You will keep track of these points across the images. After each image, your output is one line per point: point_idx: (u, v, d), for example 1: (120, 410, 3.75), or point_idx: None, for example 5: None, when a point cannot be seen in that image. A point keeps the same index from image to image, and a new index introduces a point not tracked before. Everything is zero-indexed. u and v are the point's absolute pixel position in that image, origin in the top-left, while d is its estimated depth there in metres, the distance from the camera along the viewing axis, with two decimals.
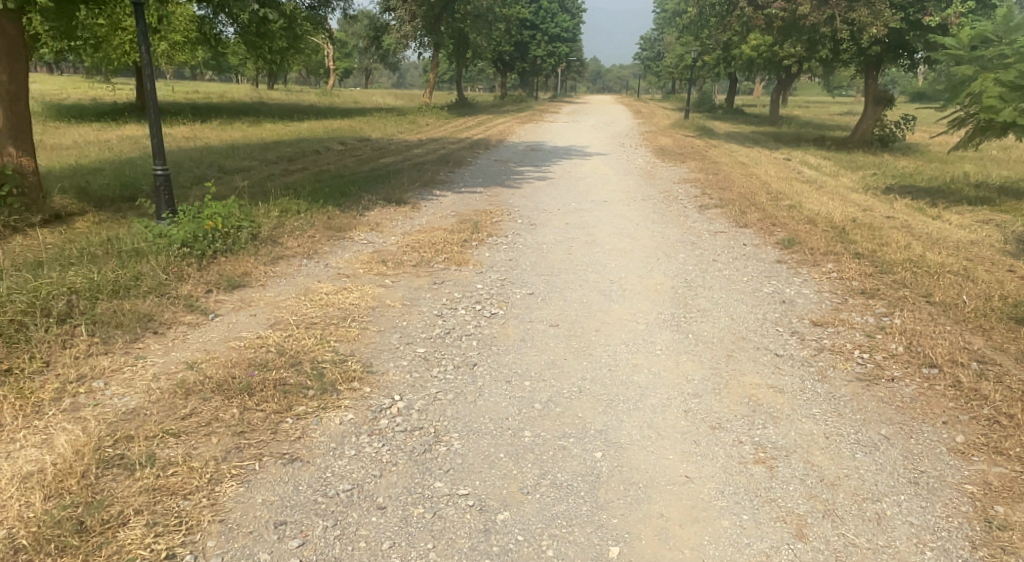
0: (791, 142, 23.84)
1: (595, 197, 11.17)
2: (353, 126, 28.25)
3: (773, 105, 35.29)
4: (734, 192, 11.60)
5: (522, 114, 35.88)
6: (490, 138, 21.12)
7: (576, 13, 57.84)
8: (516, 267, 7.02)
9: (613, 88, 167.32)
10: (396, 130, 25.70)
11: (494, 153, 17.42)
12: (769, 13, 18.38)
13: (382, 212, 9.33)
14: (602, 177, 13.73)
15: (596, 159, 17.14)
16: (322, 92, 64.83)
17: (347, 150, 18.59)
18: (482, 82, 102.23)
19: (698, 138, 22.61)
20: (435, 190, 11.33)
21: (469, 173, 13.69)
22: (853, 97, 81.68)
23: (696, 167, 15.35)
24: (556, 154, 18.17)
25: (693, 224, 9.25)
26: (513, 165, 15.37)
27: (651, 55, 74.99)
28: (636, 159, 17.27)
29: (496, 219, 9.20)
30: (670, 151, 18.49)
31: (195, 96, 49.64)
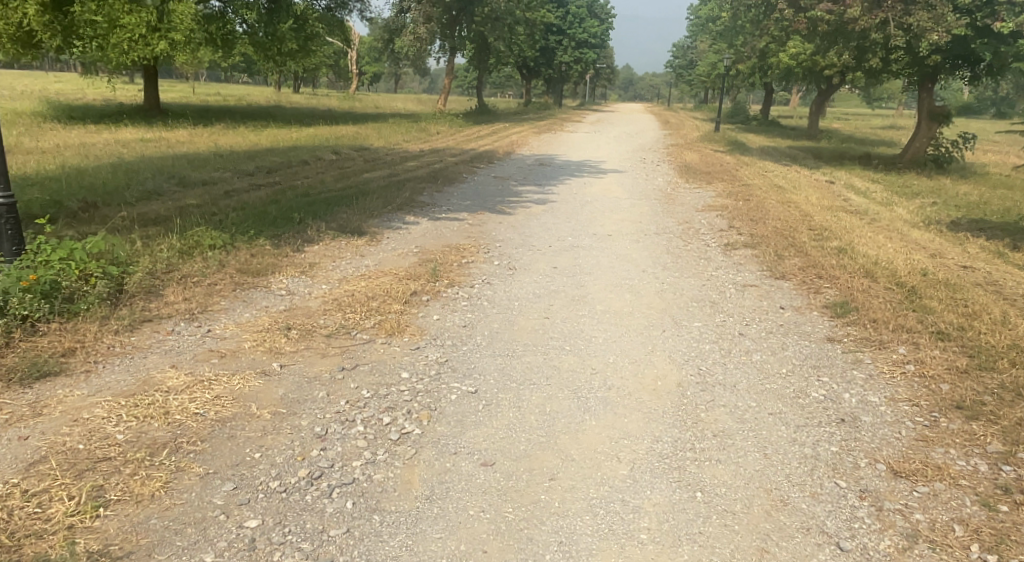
0: (831, 161, 21.78)
1: (596, 231, 9.32)
2: (360, 133, 26.70)
3: (811, 118, 33.17)
4: (766, 225, 9.67)
5: (542, 123, 34.12)
6: (498, 150, 19.37)
7: (606, 19, 55.87)
8: (467, 341, 5.17)
9: (644, 97, 164.67)
10: (403, 139, 24.06)
11: (496, 169, 15.65)
12: (813, 16, 16.39)
13: (327, 248, 7.57)
14: (611, 202, 11.90)
15: (610, 178, 15.31)
16: (344, 97, 63.62)
17: (337, 162, 16.94)
18: (509, 89, 100.63)
19: (728, 155, 20.66)
20: (408, 218, 9.57)
21: (459, 194, 11.93)
22: (894, 112, 78.65)
23: (723, 190, 13.44)
24: (567, 171, 16.35)
25: (714, 272, 7.36)
26: (515, 185, 13.60)
27: (683, 63, 72.65)
28: (655, 178, 15.39)
29: (466, 262, 7.39)
30: (696, 170, 16.59)
31: (212, 99, 48.54)
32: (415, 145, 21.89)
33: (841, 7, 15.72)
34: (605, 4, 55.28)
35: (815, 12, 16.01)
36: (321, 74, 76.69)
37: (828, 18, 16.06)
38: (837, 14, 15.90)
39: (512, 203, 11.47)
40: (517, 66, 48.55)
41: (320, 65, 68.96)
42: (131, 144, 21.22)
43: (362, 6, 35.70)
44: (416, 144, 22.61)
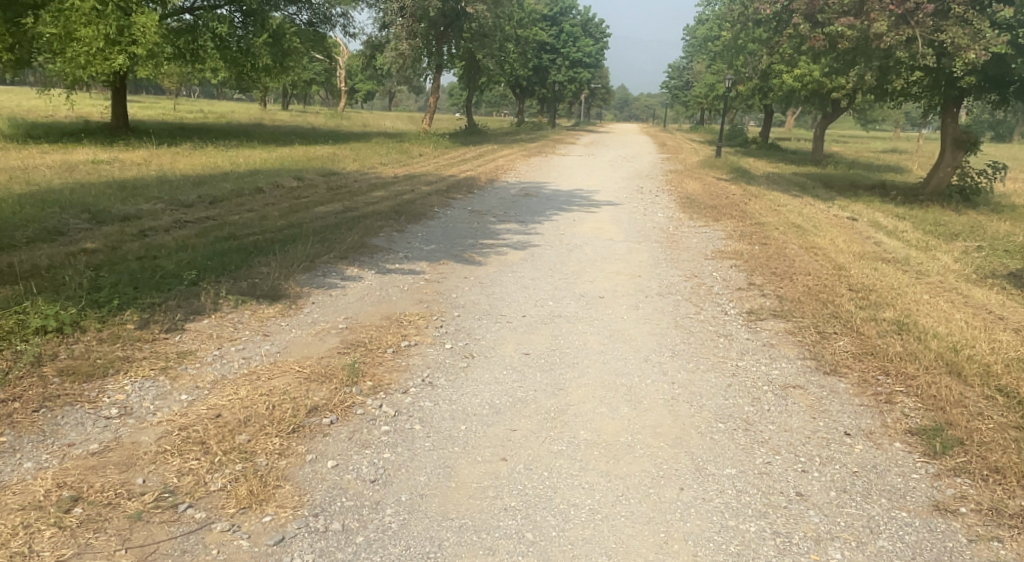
0: (844, 191, 20.02)
1: (584, 290, 7.44)
2: (334, 155, 24.89)
3: (815, 142, 31.46)
4: (796, 283, 7.80)
5: (533, 144, 32.43)
6: (479, 178, 17.58)
7: (601, 38, 54.36)
8: (372, 520, 3.26)
9: (638, 117, 164.10)
10: (379, 163, 22.21)
11: (473, 201, 13.83)
12: (832, 33, 14.62)
13: (219, 324, 5.64)
14: (604, 245, 10.04)
15: (603, 212, 13.47)
16: (331, 115, 61.84)
17: (295, 190, 15.07)
18: (501, 108, 99.08)
19: (731, 183, 18.93)
20: (347, 275, 7.67)
21: (422, 236, 10.03)
22: (892, 135, 77.60)
23: (732, 229, 11.63)
24: (555, 203, 14.54)
25: (741, 362, 5.46)
26: (492, 222, 11.74)
27: (680, 84, 71.25)
28: (652, 213, 13.58)
29: (406, 347, 5.49)
30: (699, 203, 14.79)
31: (187, 117, 46.55)
32: (391, 170, 20.06)
33: (864, 22, 13.94)
34: (601, 22, 53.76)
35: (834, 27, 14.18)
36: (311, 91, 75.02)
37: (848, 35, 14.26)
38: (859, 28, 14.10)
39: (485, 247, 9.59)
40: (508, 84, 46.87)
41: (308, 81, 67.25)
42: (76, 166, 19.27)
43: (345, 21, 33.97)
44: (393, 168, 20.76)
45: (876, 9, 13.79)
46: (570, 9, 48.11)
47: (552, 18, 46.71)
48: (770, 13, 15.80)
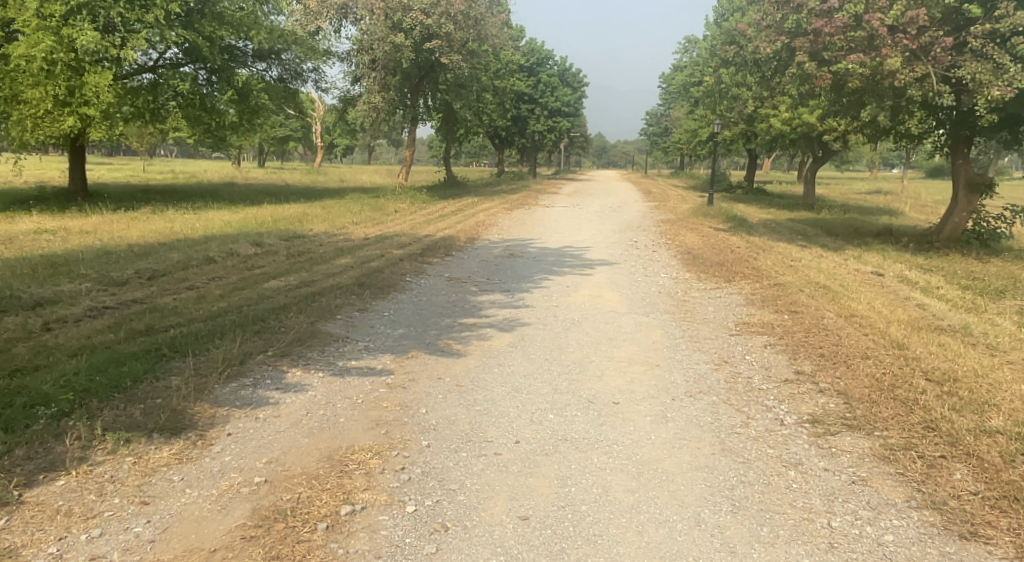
0: (849, 238, 18.67)
1: (592, 393, 5.77)
2: (304, 215, 23.32)
3: (807, 186, 30.36)
4: (859, 373, 6.17)
5: (514, 195, 31.12)
6: (458, 237, 16.01)
7: (578, 87, 53.77)
8: None
9: (617, 164, 164.94)
10: (351, 222, 20.64)
11: (451, 266, 12.21)
12: (840, 72, 13.12)
13: (79, 488, 3.98)
14: (606, 320, 8.41)
15: (598, 274, 11.89)
16: (307, 171, 60.53)
17: (250, 259, 13.39)
18: (481, 158, 98.37)
19: (731, 234, 17.53)
20: (287, 382, 5.93)
21: (390, 316, 8.33)
22: (873, 175, 77.38)
23: (749, 294, 10.07)
24: (543, 264, 12.96)
25: (836, 522, 3.83)
26: (471, 291, 10.10)
27: (658, 130, 70.91)
28: (653, 273, 12.05)
29: (352, 515, 3.80)
30: (703, 259, 13.31)
31: (157, 178, 44.94)
32: (363, 231, 18.46)
33: (875, 59, 12.49)
34: (578, 71, 53.24)
35: (843, 65, 12.64)
36: (287, 147, 74.00)
37: (858, 72, 12.77)
38: (871, 65, 12.63)
39: (464, 328, 7.89)
40: (487, 135, 45.88)
41: (284, 138, 66.29)
42: (16, 237, 17.55)
43: (316, 77, 32.52)
44: (364, 228, 19.15)
45: (887, 44, 12.45)
46: (547, 59, 47.47)
47: (529, 69, 45.97)
48: (770, 52, 14.29)
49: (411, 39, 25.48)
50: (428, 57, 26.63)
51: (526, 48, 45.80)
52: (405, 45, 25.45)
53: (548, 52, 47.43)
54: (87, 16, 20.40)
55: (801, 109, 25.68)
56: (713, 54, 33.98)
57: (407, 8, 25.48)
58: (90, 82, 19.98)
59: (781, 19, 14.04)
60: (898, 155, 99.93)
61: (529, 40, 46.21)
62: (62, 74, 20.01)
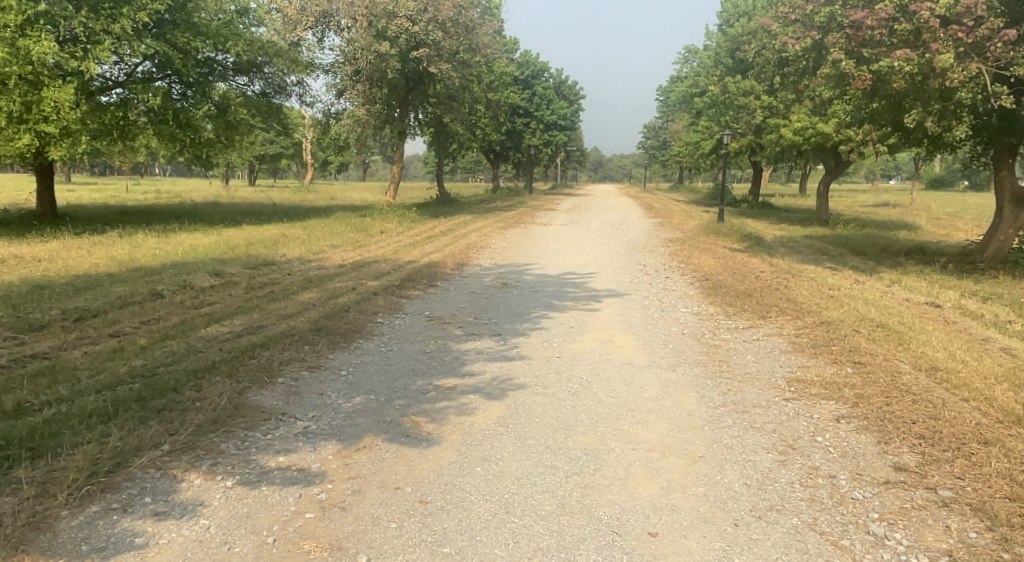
0: (878, 259, 16.93)
1: (618, 515, 4.04)
2: (281, 237, 21.52)
3: (819, 200, 28.67)
4: (992, 477, 4.44)
5: (509, 212, 29.42)
6: (446, 262, 14.24)
7: (575, 100, 52.20)
8: None
9: (614, 177, 163.58)
10: (330, 245, 18.91)
11: (435, 299, 10.44)
12: (882, 71, 11.38)
13: None
14: (622, 380, 6.62)
15: (606, 308, 10.12)
16: (298, 188, 58.83)
17: (202, 293, 11.60)
18: (476, 173, 96.94)
19: (749, 255, 15.80)
20: (174, 499, 4.09)
21: (347, 379, 6.50)
22: (874, 188, 75.99)
23: (792, 337, 8.30)
24: (541, 295, 11.20)
25: None
26: (454, 336, 8.30)
27: (655, 143, 69.43)
28: (670, 306, 10.29)
29: None
30: (727, 287, 11.57)
31: (139, 198, 43.17)
32: (342, 256, 16.69)
33: (925, 55, 10.78)
34: (574, 84, 51.72)
35: (887, 62, 10.93)
36: (278, 164, 72.39)
37: (904, 71, 11.05)
38: (920, 62, 10.95)
39: (440, 395, 6.07)
40: (481, 150, 44.23)
41: (274, 154, 64.69)
42: None
43: (300, 91, 30.79)
44: (344, 252, 17.37)
45: (938, 38, 10.75)
46: (542, 71, 45.95)
47: (524, 81, 44.41)
48: (799, 50, 12.56)
49: (396, 48, 23.79)
50: (416, 67, 24.98)
51: (520, 59, 44.26)
52: (391, 54, 23.76)
53: (543, 65, 45.91)
54: (46, 25, 18.31)
55: (814, 118, 24.02)
56: (717, 63, 32.38)
57: (392, 15, 23.80)
58: (50, 97, 18.06)
59: (812, 12, 12.31)
60: (901, 166, 98.20)
61: (523, 51, 44.70)
62: (17, 88, 18.12)
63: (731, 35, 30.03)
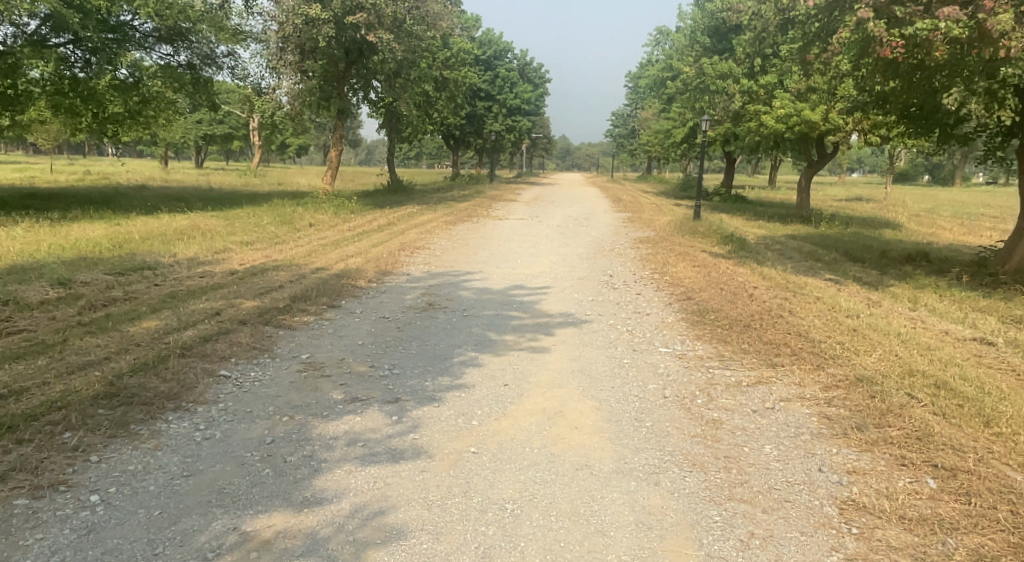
0: (880, 268, 14.56)
1: None
2: (189, 229, 18.45)
3: (799, 194, 26.39)
4: None
5: (463, 203, 26.69)
6: (366, 269, 11.43)
7: (540, 83, 49.34)
8: None
9: (583, 166, 160.85)
10: (242, 241, 16.01)
11: (325, 332, 7.61)
12: (917, 35, 8.90)
13: None
14: (569, 512, 3.98)
15: (558, 347, 7.43)
16: (245, 172, 55.00)
17: (20, 313, 8.69)
18: (440, 159, 93.59)
19: (734, 264, 13.31)
20: None
21: (95, 518, 3.78)
22: (843, 183, 74.61)
23: (825, 409, 5.71)
24: (474, 321, 8.44)
25: None
26: (327, 403, 5.54)
27: (625, 131, 66.81)
28: (643, 344, 7.64)
29: None
30: (716, 313, 8.97)
31: (65, 179, 39.39)
32: (246, 256, 13.79)
33: (979, 15, 8.33)
34: (539, 67, 48.91)
35: (931, 22, 8.46)
36: (230, 146, 68.32)
37: (948, 35, 8.57)
38: (969, 25, 8.50)
39: None
40: (439, 135, 41.30)
41: (222, 135, 60.75)
42: None
43: (231, 63, 27.37)
44: (251, 251, 14.47)
45: None
46: (505, 52, 43.14)
47: (485, 62, 41.57)
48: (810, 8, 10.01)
49: (329, 11, 20.79)
50: (354, 37, 22.02)
51: (481, 38, 41.34)
52: (323, 19, 20.77)
53: (506, 45, 43.08)
54: None
55: (799, 105, 21.67)
56: (692, 44, 29.91)
57: None
58: None
59: None
60: (872, 160, 97.15)
61: (484, 30, 41.78)
62: None
63: (709, 12, 27.60)
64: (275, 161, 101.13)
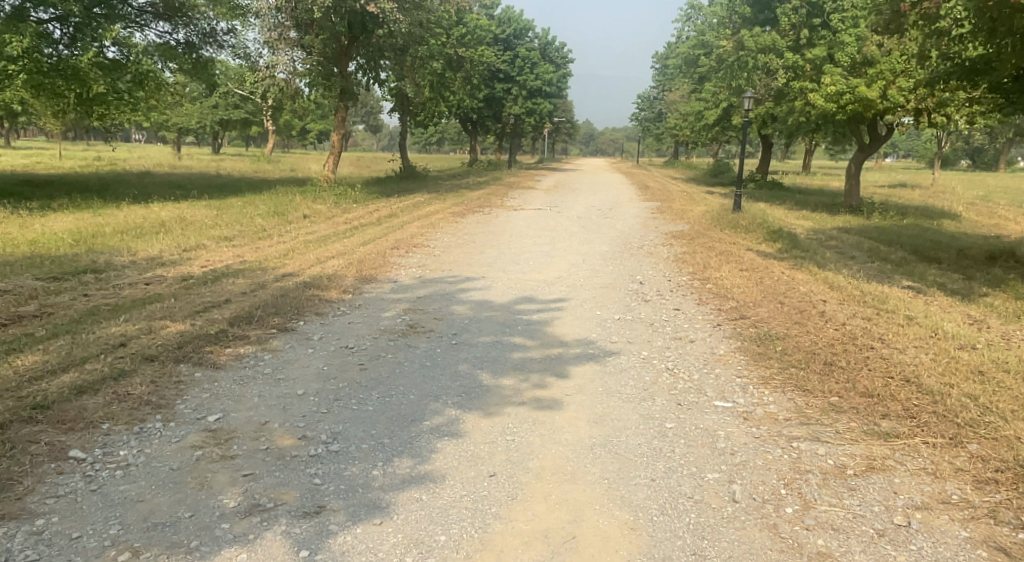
0: (961, 272, 12.30)
1: None
2: (169, 221, 16.56)
3: (848, 181, 23.97)
4: None
5: (478, 191, 24.65)
6: (345, 276, 9.45)
7: (563, 64, 46.89)
8: None
9: (606, 152, 157.83)
10: (220, 236, 14.06)
11: (258, 375, 5.62)
12: None
13: None
14: None
15: (574, 399, 5.38)
16: (259, 158, 53.31)
17: None
18: (460, 144, 91.45)
19: (790, 268, 11.15)
20: None
21: None
22: (880, 168, 71.36)
23: (993, 532, 3.66)
24: (463, 353, 6.43)
25: None
26: (209, 517, 3.58)
27: (651, 115, 64.14)
28: (690, 395, 5.57)
29: None
30: (782, 343, 6.87)
31: (69, 166, 37.86)
32: (215, 255, 11.85)
33: None
34: (562, 46, 46.49)
35: None
36: (246, 131, 66.69)
37: None
38: None
39: None
40: (456, 118, 39.20)
41: (237, 121, 59.16)
42: None
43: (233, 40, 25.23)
44: (224, 248, 12.54)
45: None
46: (526, 30, 40.80)
47: (504, 41, 39.28)
48: None
49: None
50: (354, 7, 19.95)
51: (501, 16, 39.04)
52: None
53: (527, 23, 40.74)
54: None
55: (852, 81, 19.22)
56: (730, 17, 27.44)
57: None
58: None
59: None
60: (910, 145, 93.28)
61: (504, 7, 39.47)
62: None
63: None
64: (293, 147, 99.48)
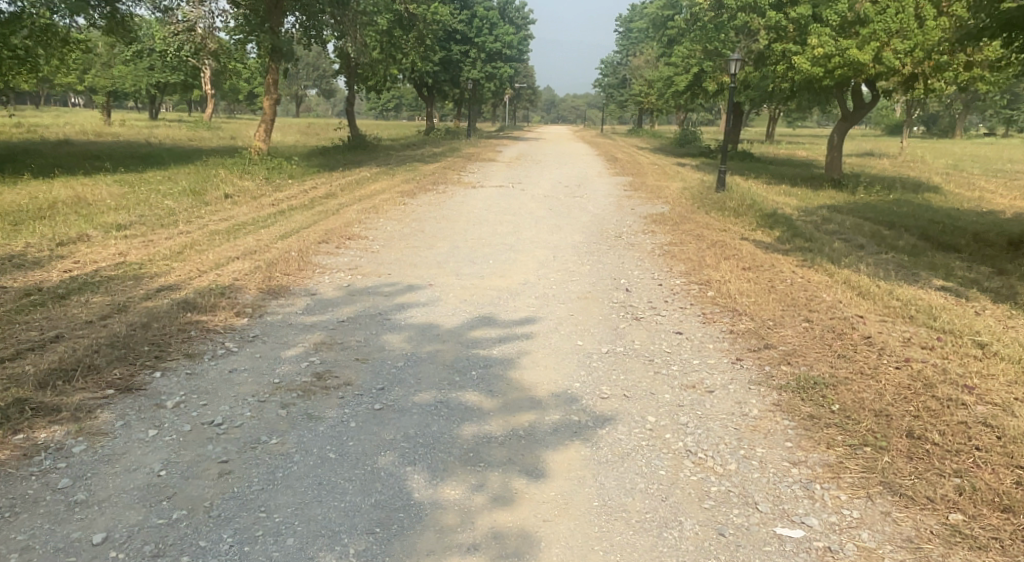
0: (989, 264, 10.56)
1: None
2: (60, 202, 13.93)
3: (830, 153, 22.25)
4: None
5: (431, 163, 22.33)
6: (246, 287, 7.19)
7: (523, 26, 44.23)
8: None
9: (567, 120, 155.05)
10: (112, 223, 11.55)
11: (43, 499, 3.49)
12: None
13: None
14: None
15: (553, 536, 3.40)
16: (198, 124, 49.58)
17: None
18: (417, 112, 87.89)
19: (801, 264, 9.26)
20: None
21: None
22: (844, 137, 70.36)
23: None
24: (387, 429, 4.32)
25: None
26: None
27: (614, 81, 61.79)
28: (733, 512, 3.65)
29: None
30: (840, 399, 4.91)
31: None
32: (95, 252, 9.41)
33: None
34: (522, 6, 43.78)
35: None
36: (186, 97, 62.42)
37: None
38: None
39: None
40: (410, 83, 36.47)
41: (175, 86, 55.08)
42: None
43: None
44: (110, 242, 10.09)
45: None
46: None
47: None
48: None
49: None
50: None
51: None
52: None
53: None
54: None
55: (842, 43, 17.20)
56: None
57: None
58: None
59: None
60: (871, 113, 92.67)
61: None
62: None
63: None
64: (240, 113, 94.51)
